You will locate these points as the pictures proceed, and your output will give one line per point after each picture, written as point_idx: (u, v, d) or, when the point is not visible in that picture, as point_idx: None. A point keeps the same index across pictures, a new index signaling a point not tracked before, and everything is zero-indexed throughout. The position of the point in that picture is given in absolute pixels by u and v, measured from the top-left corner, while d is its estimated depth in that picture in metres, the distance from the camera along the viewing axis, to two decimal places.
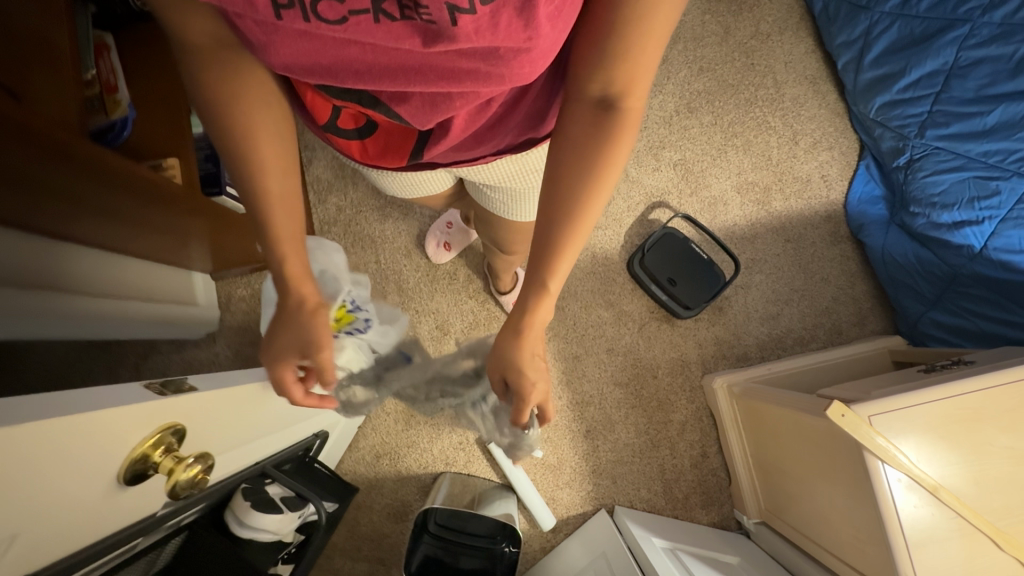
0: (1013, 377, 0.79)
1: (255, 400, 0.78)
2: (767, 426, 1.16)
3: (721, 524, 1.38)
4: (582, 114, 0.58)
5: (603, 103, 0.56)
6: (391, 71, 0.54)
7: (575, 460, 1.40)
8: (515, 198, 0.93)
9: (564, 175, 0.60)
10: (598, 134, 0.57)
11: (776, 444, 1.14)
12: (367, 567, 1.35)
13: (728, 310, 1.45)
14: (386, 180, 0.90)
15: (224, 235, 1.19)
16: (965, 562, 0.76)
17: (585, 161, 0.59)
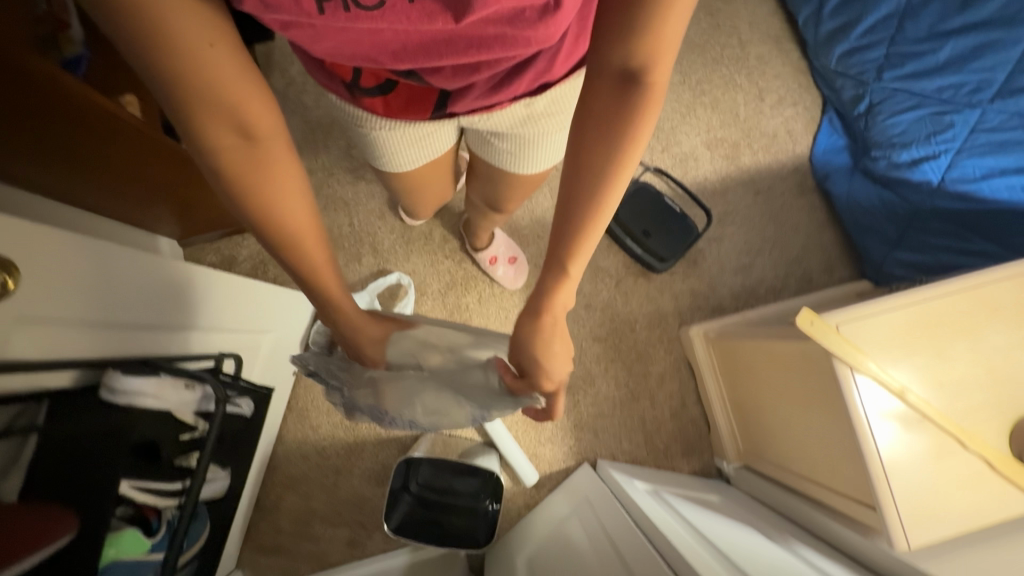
0: (966, 283, 0.83)
1: (109, 271, 0.70)
2: (745, 364, 1.19)
3: (703, 473, 1.39)
4: (606, 90, 0.56)
5: (626, 78, 0.53)
6: (424, 47, 0.58)
7: (556, 416, 1.40)
8: (521, 150, 0.95)
9: (592, 162, 0.60)
10: (620, 112, 0.56)
11: (754, 378, 1.17)
12: (347, 533, 1.33)
13: (702, 263, 1.47)
14: (390, 142, 0.91)
15: (198, 194, 1.16)
16: (931, 462, 0.79)
17: (609, 143, 0.58)
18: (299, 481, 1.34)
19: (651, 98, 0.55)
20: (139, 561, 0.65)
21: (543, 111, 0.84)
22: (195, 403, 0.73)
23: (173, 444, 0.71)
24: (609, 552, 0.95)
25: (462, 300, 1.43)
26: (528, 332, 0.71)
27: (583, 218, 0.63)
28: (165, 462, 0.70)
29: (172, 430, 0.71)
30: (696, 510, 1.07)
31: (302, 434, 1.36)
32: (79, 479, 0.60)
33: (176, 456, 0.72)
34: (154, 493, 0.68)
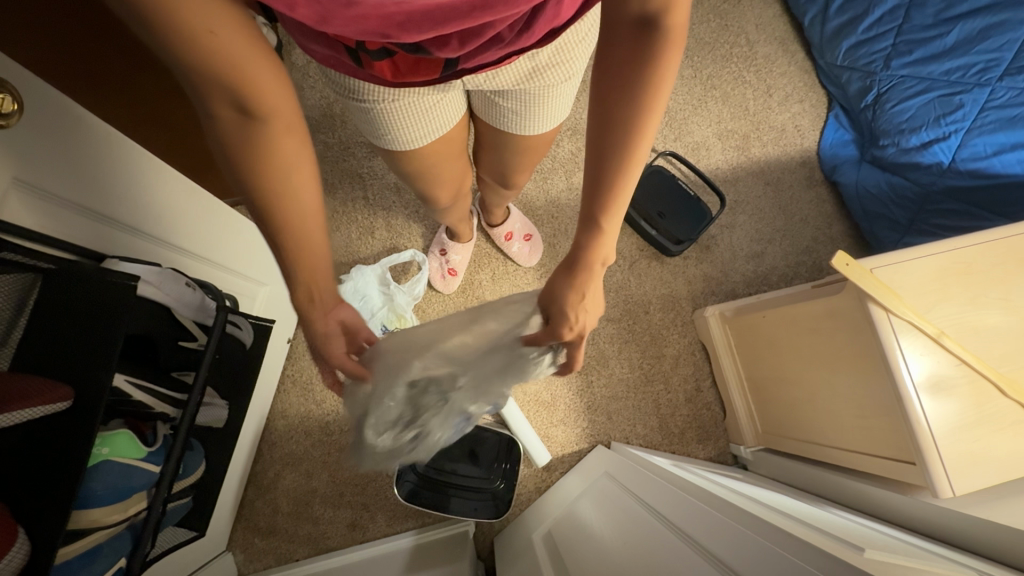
0: (996, 235, 0.83)
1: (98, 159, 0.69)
2: (768, 340, 1.17)
3: (718, 459, 1.35)
4: (626, 36, 0.51)
5: (644, 25, 0.49)
6: (431, 16, 0.48)
7: (569, 397, 1.36)
8: (526, 109, 0.81)
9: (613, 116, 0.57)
10: (640, 61, 0.52)
11: (776, 352, 1.16)
12: (350, 515, 1.26)
13: (715, 249, 1.48)
14: (402, 118, 0.75)
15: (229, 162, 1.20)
16: (973, 408, 0.77)
17: (631, 93, 0.54)
18: (301, 459, 1.29)
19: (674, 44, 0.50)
20: (134, 465, 0.62)
21: (549, 62, 0.70)
22: (194, 309, 0.71)
23: (173, 348, 0.69)
24: (628, 519, 0.90)
25: (475, 277, 1.42)
26: (563, 285, 0.68)
27: (609, 177, 0.60)
28: (162, 369, 0.68)
29: (173, 331, 0.69)
30: (741, 483, 1.03)
31: (305, 409, 1.31)
32: (78, 356, 0.54)
33: (174, 367, 0.70)
34: (150, 394, 0.65)
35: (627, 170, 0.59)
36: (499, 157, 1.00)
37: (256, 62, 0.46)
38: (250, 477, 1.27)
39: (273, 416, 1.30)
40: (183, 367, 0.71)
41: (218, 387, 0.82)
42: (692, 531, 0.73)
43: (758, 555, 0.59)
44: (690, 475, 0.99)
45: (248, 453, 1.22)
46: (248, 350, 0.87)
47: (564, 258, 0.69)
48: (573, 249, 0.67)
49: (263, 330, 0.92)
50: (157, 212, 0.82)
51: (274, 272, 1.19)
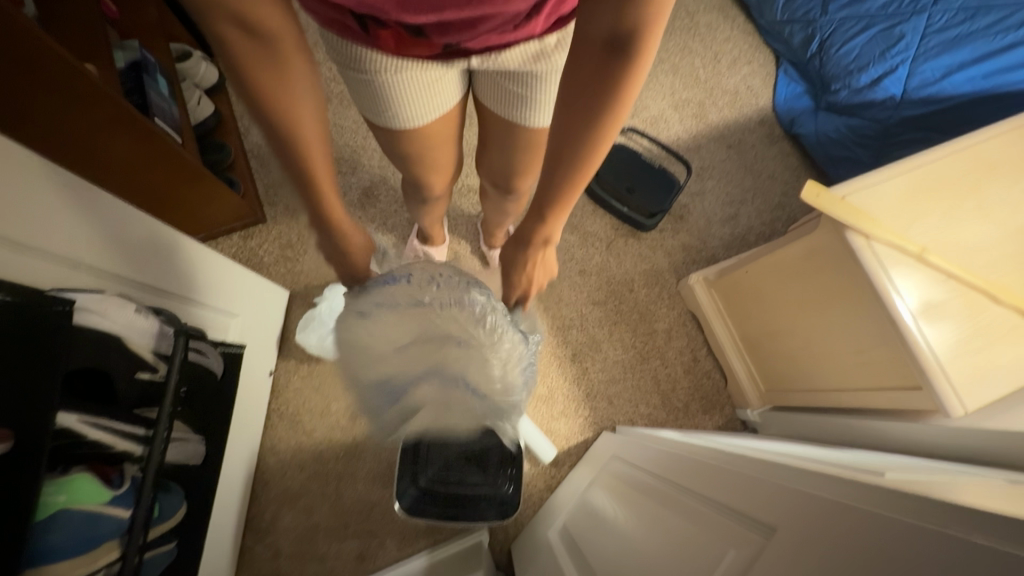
0: (959, 146, 0.82)
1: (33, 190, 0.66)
2: (756, 296, 1.17)
3: (727, 428, 1.32)
4: (594, 58, 0.51)
5: (612, 48, 0.49)
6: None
7: (567, 387, 1.32)
8: (535, 94, 0.76)
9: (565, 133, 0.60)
10: (598, 88, 0.54)
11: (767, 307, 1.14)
12: (357, 546, 1.20)
13: (689, 217, 1.47)
14: (402, 93, 0.72)
15: (182, 193, 1.16)
16: (969, 321, 0.75)
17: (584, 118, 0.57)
18: (298, 495, 1.23)
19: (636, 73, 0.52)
20: (98, 511, 0.56)
21: (557, 44, 0.68)
22: (153, 340, 0.67)
23: (130, 383, 0.63)
24: (643, 495, 0.86)
25: None
26: (518, 254, 0.84)
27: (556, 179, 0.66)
28: (123, 406, 0.63)
29: (130, 365, 0.63)
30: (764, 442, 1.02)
31: (295, 443, 1.26)
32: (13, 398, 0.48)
33: (135, 404, 0.64)
34: (110, 432, 0.60)
35: (582, 171, 0.64)
36: (489, 158, 0.99)
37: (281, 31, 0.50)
38: (247, 522, 1.20)
39: (264, 453, 1.24)
40: (146, 405, 0.65)
41: (191, 421, 0.76)
42: (709, 491, 0.69)
43: (776, 498, 0.56)
44: (708, 443, 0.95)
45: (241, 496, 1.16)
46: (218, 383, 0.82)
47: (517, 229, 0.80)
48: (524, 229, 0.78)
49: (233, 358, 0.87)
50: (107, 247, 0.78)
51: (245, 300, 1.14)
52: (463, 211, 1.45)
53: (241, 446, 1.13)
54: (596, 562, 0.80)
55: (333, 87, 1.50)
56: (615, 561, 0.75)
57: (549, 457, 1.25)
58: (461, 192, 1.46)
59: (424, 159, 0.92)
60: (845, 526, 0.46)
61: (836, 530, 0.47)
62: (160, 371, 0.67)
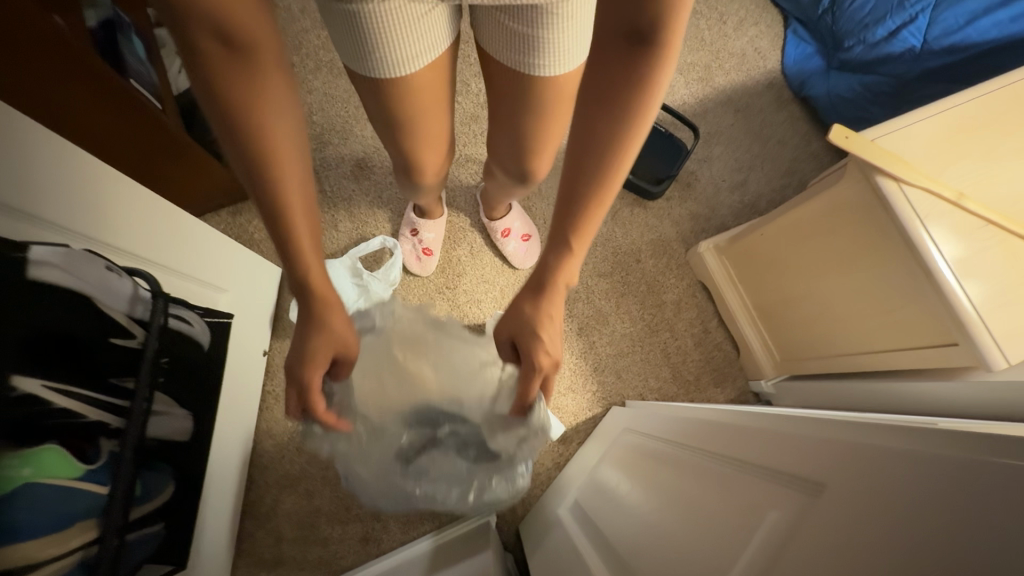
0: (998, 85, 0.77)
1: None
2: (771, 261, 1.13)
3: (740, 400, 1.27)
4: (616, 49, 0.52)
5: (635, 36, 0.49)
6: None
7: (574, 362, 1.27)
8: (534, 32, 0.68)
9: (595, 133, 0.58)
10: (625, 81, 0.53)
11: (784, 273, 1.10)
12: (360, 529, 1.15)
13: (696, 185, 1.41)
14: (382, 28, 0.65)
15: (167, 166, 1.10)
16: (1010, 270, 0.70)
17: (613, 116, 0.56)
18: (297, 478, 1.18)
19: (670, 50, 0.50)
20: (71, 486, 0.51)
21: None
22: (127, 302, 0.61)
23: (105, 348, 0.58)
24: (660, 466, 0.82)
25: (453, 254, 1.33)
26: (531, 312, 0.69)
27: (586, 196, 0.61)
28: (98, 373, 0.57)
29: (104, 329, 0.58)
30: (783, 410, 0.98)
31: (292, 425, 1.21)
32: None
33: (112, 372, 0.59)
34: (83, 400, 0.54)
35: (619, 158, 0.58)
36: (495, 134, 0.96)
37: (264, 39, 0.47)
38: (245, 507, 1.15)
39: (260, 437, 1.19)
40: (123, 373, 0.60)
41: (177, 393, 0.71)
42: (744, 454, 0.64)
43: (820, 453, 0.52)
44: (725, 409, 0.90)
45: (237, 481, 1.11)
46: (205, 355, 0.77)
47: (532, 278, 0.70)
48: (541, 268, 0.68)
49: (221, 328, 0.82)
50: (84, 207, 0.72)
51: (237, 281, 1.08)
52: (461, 183, 1.39)
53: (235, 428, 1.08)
54: (615, 537, 0.76)
55: (322, 56, 1.43)
56: (638, 539, 0.70)
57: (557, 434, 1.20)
58: (458, 163, 1.40)
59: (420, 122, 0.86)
60: (897, 471, 0.42)
61: (890, 477, 0.42)
62: (137, 335, 0.62)
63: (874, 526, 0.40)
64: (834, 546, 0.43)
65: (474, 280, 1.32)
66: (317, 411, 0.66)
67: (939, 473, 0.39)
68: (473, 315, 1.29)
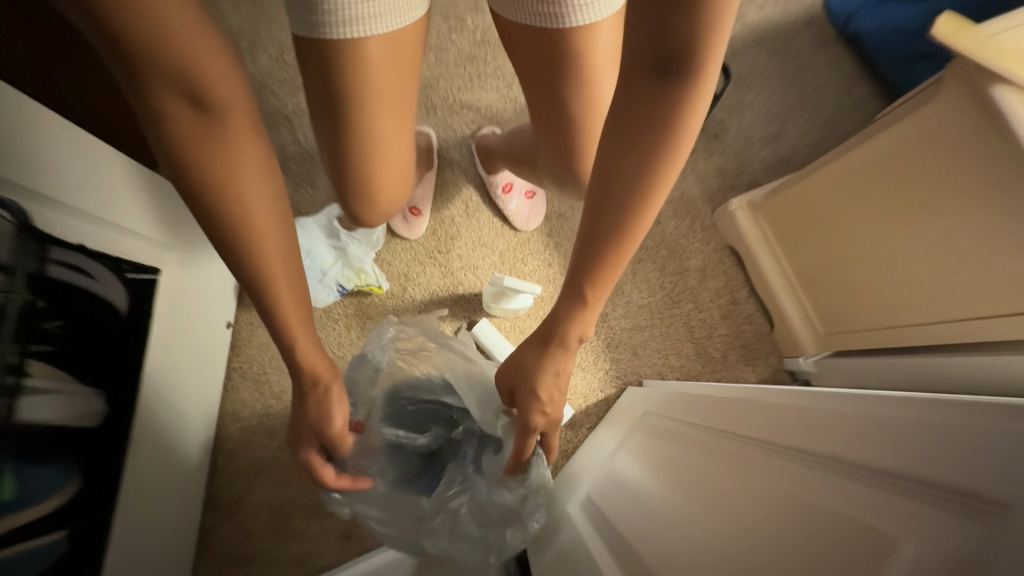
0: None
1: None
2: (818, 215, 0.97)
3: (773, 380, 1.12)
4: (642, 84, 0.50)
5: (664, 66, 0.47)
6: None
7: (584, 337, 1.11)
8: None
9: (615, 175, 0.55)
10: (655, 116, 0.51)
11: (833, 230, 0.96)
12: (339, 524, 1.01)
13: (725, 136, 1.23)
14: None
15: None
16: None
17: (638, 159, 0.53)
18: (267, 468, 1.03)
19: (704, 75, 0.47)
20: None
21: None
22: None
23: None
24: (693, 452, 0.67)
25: (446, 214, 1.16)
26: (533, 361, 0.65)
27: (609, 228, 0.56)
28: None
29: None
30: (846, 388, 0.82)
31: (261, 407, 1.06)
32: None
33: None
34: None
35: (644, 201, 0.55)
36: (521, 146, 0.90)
37: (223, 85, 0.47)
38: (208, 498, 1.00)
39: (225, 420, 1.04)
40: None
41: (73, 370, 0.64)
42: (771, 437, 0.56)
43: (838, 429, 0.49)
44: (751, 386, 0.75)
45: (197, 469, 0.95)
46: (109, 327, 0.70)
47: (539, 327, 0.65)
48: (550, 321, 0.64)
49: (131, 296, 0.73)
50: None
51: (206, 255, 0.97)
52: (455, 133, 1.21)
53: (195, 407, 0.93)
54: (648, 542, 0.61)
55: None
56: (690, 527, 0.57)
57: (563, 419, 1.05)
58: (452, 110, 1.22)
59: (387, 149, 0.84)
60: (929, 440, 0.41)
61: (927, 446, 0.40)
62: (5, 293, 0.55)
63: (923, 501, 0.38)
64: (878, 521, 0.40)
65: (470, 243, 1.15)
66: (329, 484, 0.65)
67: (970, 436, 0.38)
68: (469, 283, 1.13)
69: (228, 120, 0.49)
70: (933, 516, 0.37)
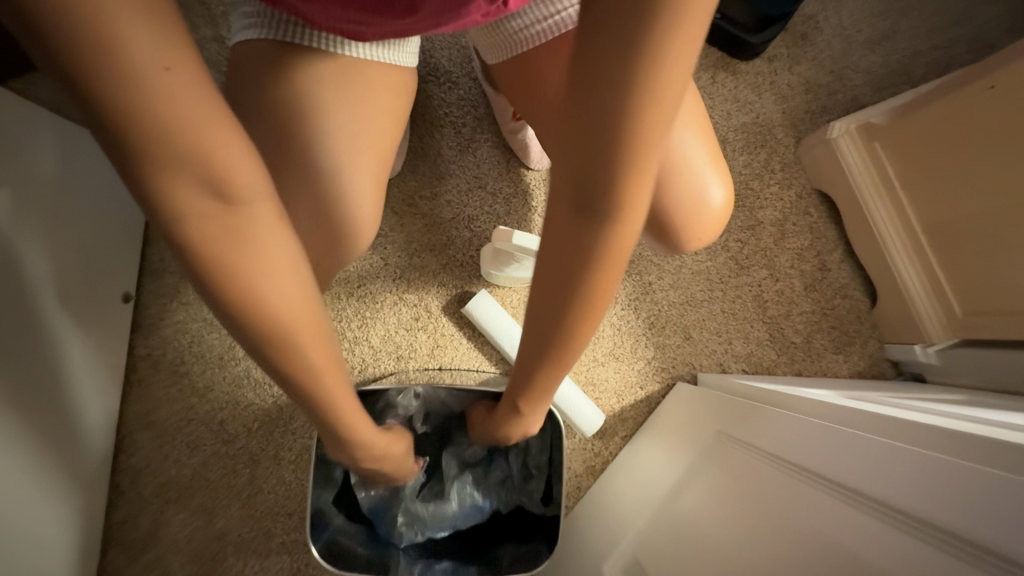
0: None
1: None
2: (949, 159, 0.69)
3: (871, 374, 0.83)
4: (552, 230, 0.32)
5: (577, 222, 0.29)
6: None
7: (619, 315, 0.82)
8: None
9: (529, 314, 0.40)
10: (565, 274, 0.34)
11: (974, 182, 0.67)
12: (287, 566, 0.75)
13: (818, 37, 0.89)
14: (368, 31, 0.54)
15: None
16: None
17: (549, 312, 0.38)
18: (189, 490, 0.76)
19: (619, 248, 0.31)
20: None
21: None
22: None
23: None
24: (750, 491, 0.52)
25: (430, 144, 0.84)
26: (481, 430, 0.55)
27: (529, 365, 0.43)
28: None
29: None
30: (1014, 416, 0.52)
31: (183, 407, 0.77)
32: None
33: None
34: None
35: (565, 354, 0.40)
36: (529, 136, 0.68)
37: (246, 167, 0.30)
38: (106, 533, 0.74)
39: (130, 426, 0.77)
40: None
41: None
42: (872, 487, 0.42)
43: (850, 453, 0.45)
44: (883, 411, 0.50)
45: (82, 496, 0.69)
46: None
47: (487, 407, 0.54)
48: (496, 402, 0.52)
49: None
50: None
51: (63, 194, 0.68)
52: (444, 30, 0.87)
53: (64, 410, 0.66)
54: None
55: None
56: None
57: (592, 430, 0.76)
58: None
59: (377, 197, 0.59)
60: (946, 480, 0.37)
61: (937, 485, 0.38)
62: None
63: (947, 553, 0.35)
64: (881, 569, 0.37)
65: (464, 186, 0.83)
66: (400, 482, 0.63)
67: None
68: (462, 240, 0.82)
69: (254, 207, 0.32)
70: (958, 573, 0.34)
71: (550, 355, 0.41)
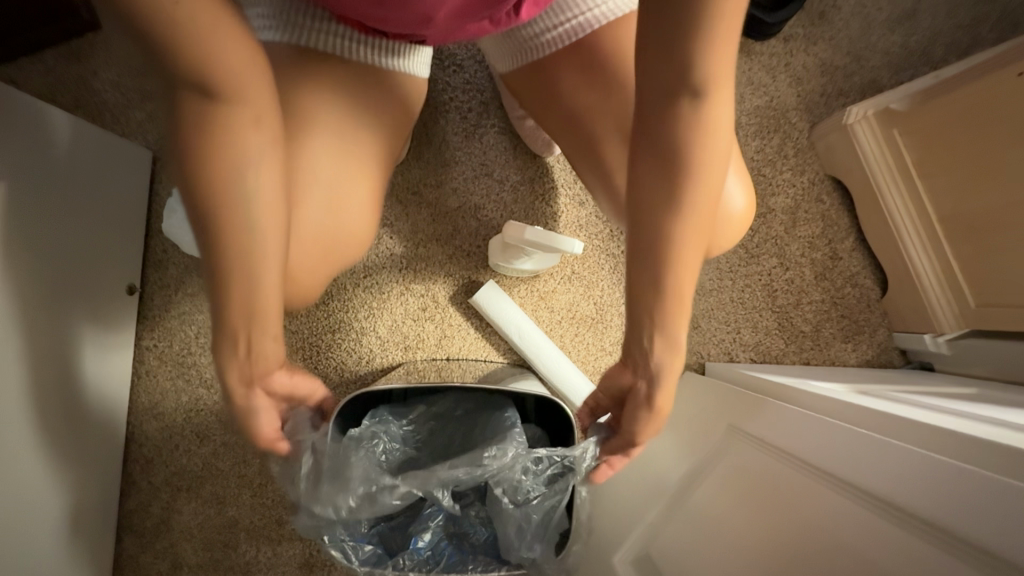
0: None
1: None
2: (970, 149, 0.67)
3: (879, 363, 0.83)
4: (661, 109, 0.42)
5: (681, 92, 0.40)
6: None
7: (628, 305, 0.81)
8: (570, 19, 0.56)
9: (647, 222, 0.45)
10: (678, 151, 0.42)
11: (990, 172, 0.65)
12: (300, 552, 0.76)
13: (836, 15, 0.86)
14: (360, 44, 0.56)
15: None
16: None
17: (668, 207, 0.44)
18: (200, 479, 0.77)
19: (713, 129, 0.42)
20: None
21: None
22: None
23: None
24: (760, 489, 0.52)
25: (435, 130, 0.82)
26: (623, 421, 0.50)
27: (656, 281, 0.45)
28: None
29: None
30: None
31: (191, 399, 0.78)
32: None
33: None
34: None
35: (685, 250, 0.45)
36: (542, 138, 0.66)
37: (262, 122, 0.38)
38: (120, 521, 0.75)
39: (139, 417, 0.77)
40: None
41: None
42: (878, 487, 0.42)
43: (861, 453, 0.45)
44: (885, 405, 0.50)
45: (94, 486, 0.70)
46: None
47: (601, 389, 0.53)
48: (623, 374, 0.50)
49: None
50: None
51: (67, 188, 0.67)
52: None
53: (61, 405, 0.66)
54: None
55: None
56: None
57: None
58: None
59: (375, 200, 0.59)
60: (953, 480, 0.38)
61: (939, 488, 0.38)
62: None
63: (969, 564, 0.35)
64: None
65: (470, 173, 0.82)
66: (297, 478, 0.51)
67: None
68: (468, 230, 0.81)
69: (242, 113, 0.39)
70: None
71: (662, 260, 0.45)
